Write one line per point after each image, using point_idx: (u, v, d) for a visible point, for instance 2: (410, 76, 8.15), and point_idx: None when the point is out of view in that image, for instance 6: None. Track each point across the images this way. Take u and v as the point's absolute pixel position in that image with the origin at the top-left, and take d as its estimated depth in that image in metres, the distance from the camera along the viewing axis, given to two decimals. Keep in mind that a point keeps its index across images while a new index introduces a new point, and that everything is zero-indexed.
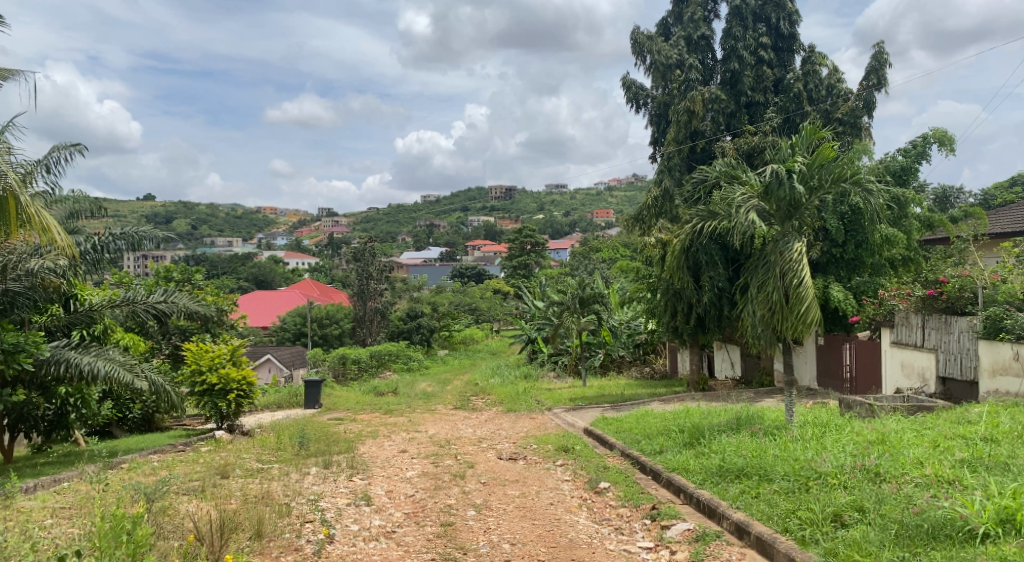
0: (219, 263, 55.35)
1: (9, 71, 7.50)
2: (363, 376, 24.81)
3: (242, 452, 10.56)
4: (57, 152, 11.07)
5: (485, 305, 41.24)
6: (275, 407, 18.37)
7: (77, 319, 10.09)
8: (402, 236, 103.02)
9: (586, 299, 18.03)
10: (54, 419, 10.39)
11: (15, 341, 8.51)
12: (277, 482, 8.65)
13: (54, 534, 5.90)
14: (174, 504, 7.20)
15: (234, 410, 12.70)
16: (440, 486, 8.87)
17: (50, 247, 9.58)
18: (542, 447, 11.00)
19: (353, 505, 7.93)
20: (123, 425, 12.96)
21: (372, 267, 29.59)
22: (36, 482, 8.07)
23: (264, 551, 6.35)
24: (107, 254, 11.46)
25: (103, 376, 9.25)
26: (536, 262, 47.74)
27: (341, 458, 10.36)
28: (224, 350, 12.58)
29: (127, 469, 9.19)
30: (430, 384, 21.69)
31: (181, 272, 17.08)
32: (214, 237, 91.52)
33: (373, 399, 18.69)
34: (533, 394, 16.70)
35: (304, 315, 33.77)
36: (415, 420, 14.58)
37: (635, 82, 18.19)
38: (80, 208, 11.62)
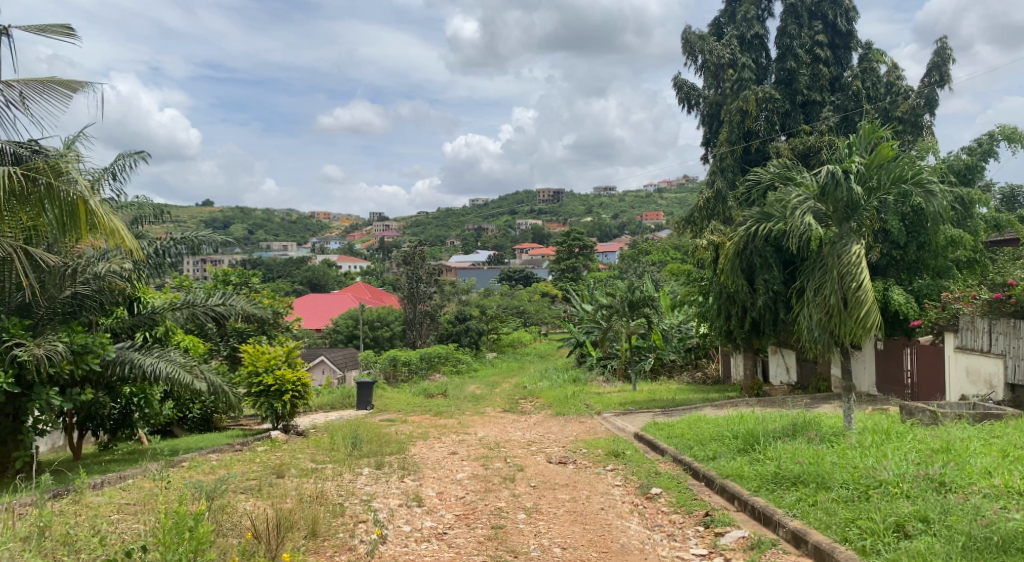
0: (274, 268, 56.68)
1: (77, 82, 7.75)
2: (413, 378, 25.10)
3: (297, 453, 10.76)
4: (122, 159, 11.50)
5: (533, 308, 41.27)
6: (328, 409, 18.71)
7: (141, 321, 10.43)
8: (451, 239, 103.97)
9: (636, 302, 17.87)
10: (119, 418, 10.79)
11: (84, 342, 8.80)
12: (331, 482, 8.81)
13: (121, 529, 6.09)
14: (233, 502, 7.37)
15: (289, 411, 12.95)
16: (490, 489, 8.89)
17: (115, 251, 9.97)
18: (591, 452, 10.93)
19: (405, 506, 8.02)
20: (183, 425, 13.40)
21: (422, 270, 30.04)
22: (103, 478, 8.36)
23: (319, 550, 6.48)
24: (168, 258, 11.86)
25: (165, 377, 9.54)
26: (584, 264, 47.47)
27: (393, 459, 10.50)
28: (280, 352, 12.87)
29: (188, 468, 9.46)
30: (479, 386, 21.82)
31: (239, 276, 17.53)
32: (270, 241, 93.75)
33: (423, 401, 18.87)
34: (582, 398, 16.62)
35: (356, 318, 34.34)
36: (464, 422, 14.67)
37: (686, 82, 18.05)
38: (142, 213, 12.04)
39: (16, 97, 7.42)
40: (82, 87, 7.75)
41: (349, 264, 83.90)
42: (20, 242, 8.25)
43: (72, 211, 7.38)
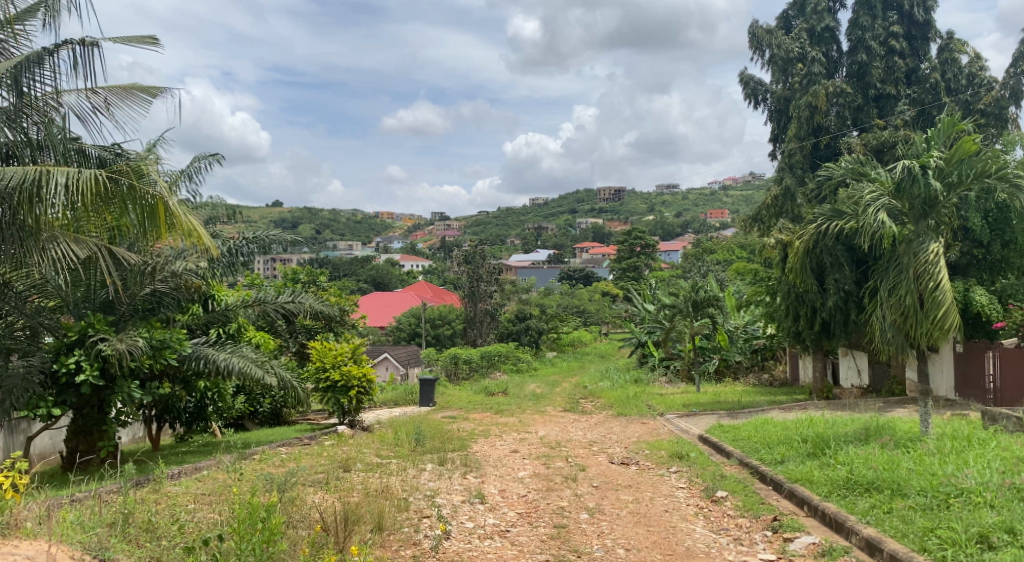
0: (339, 266, 57.88)
1: (158, 88, 8.07)
2: (473, 377, 25.29)
3: (363, 448, 10.98)
4: (198, 161, 11.94)
5: (593, 307, 41.04)
6: (392, 405, 19.04)
7: (215, 318, 10.83)
8: (511, 239, 104.32)
9: (700, 302, 17.55)
10: (194, 412, 11.25)
11: (163, 338, 9.16)
12: (395, 476, 8.96)
13: (197, 518, 6.30)
14: (302, 495, 7.56)
15: (355, 406, 13.23)
16: (552, 488, 8.89)
17: (192, 250, 10.40)
18: (655, 453, 10.81)
19: (468, 503, 8.09)
20: (254, 419, 13.87)
21: (482, 269, 30.31)
22: (179, 469, 8.69)
23: (385, 544, 6.59)
24: (241, 257, 12.25)
25: (237, 371, 9.85)
26: (646, 264, 46.97)
27: (456, 456, 10.60)
28: (347, 348, 13.09)
29: (259, 461, 9.77)
30: (539, 385, 21.86)
31: (308, 275, 17.99)
32: (335, 240, 95.83)
33: (484, 399, 19.00)
34: (644, 398, 16.46)
35: (418, 316, 34.82)
36: (525, 421, 14.72)
37: (753, 77, 17.69)
38: (216, 213, 12.49)
39: (101, 103, 7.78)
40: (161, 93, 8.06)
41: (411, 264, 85.13)
42: (104, 242, 8.65)
43: (152, 211, 7.60)
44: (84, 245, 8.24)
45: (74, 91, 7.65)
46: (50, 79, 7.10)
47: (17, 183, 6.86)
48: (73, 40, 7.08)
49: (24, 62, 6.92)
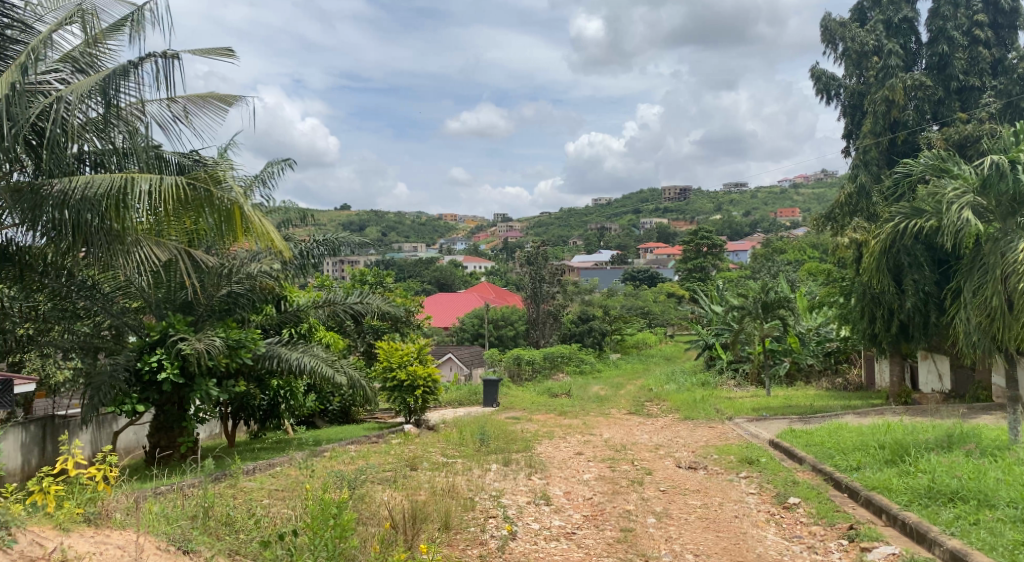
0: (405, 267, 58.79)
1: (234, 97, 8.34)
2: (537, 378, 25.36)
3: (429, 447, 11.10)
4: (271, 167, 12.30)
5: (659, 309, 40.54)
6: (456, 405, 19.23)
7: (288, 318, 11.13)
8: (575, 239, 104.06)
9: (770, 304, 17.16)
10: (268, 409, 11.59)
11: (238, 338, 9.47)
12: (461, 476, 9.03)
13: (272, 513, 6.48)
14: (370, 492, 7.69)
15: (421, 405, 13.39)
16: (618, 491, 8.82)
17: (265, 252, 10.76)
18: (723, 457, 10.60)
19: (533, 504, 8.08)
20: (325, 417, 14.21)
21: (544, 270, 30.38)
22: (254, 465, 8.97)
23: (452, 543, 6.65)
24: (311, 259, 12.57)
25: (308, 370, 10.11)
26: (713, 264, 46.10)
27: (520, 457, 10.63)
28: (412, 348, 13.27)
29: (330, 458, 9.99)
30: (603, 387, 21.74)
31: (375, 276, 18.30)
32: (399, 242, 97.46)
33: (547, 400, 19.00)
34: (712, 402, 16.15)
35: (481, 317, 35.07)
36: (590, 423, 14.64)
37: (825, 71, 17.14)
38: (288, 217, 12.87)
39: (181, 111, 8.06)
40: (237, 100, 8.32)
41: (474, 265, 85.72)
42: (183, 245, 9.01)
43: (228, 216, 7.84)
44: (164, 248, 8.62)
45: (156, 100, 7.96)
46: (134, 89, 7.31)
47: (105, 191, 7.20)
48: (155, 52, 7.37)
49: (111, 74, 7.10)
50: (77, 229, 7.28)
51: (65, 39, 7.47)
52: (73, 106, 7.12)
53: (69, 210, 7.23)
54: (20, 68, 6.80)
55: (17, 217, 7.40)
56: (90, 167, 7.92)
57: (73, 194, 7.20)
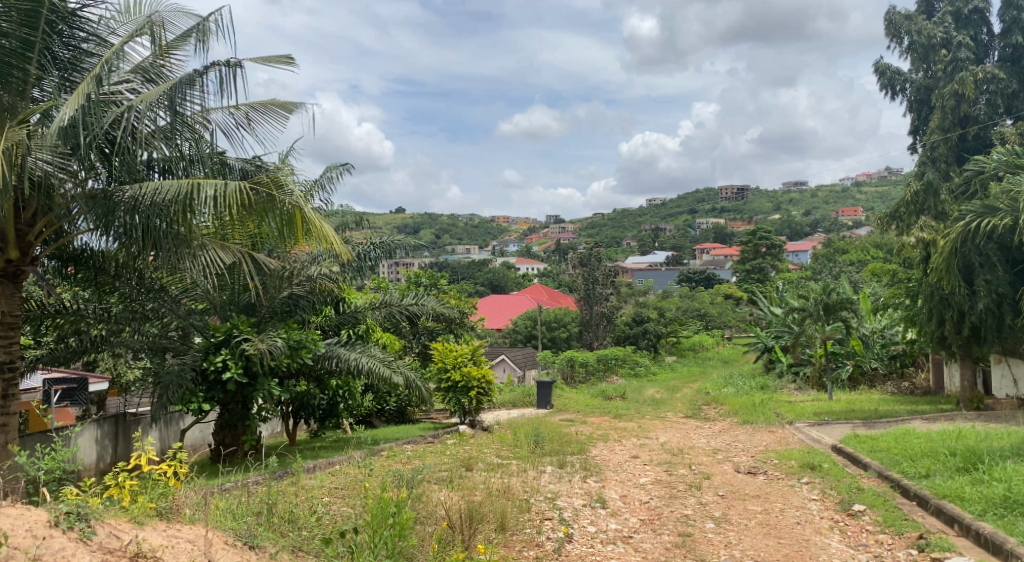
0: (459, 269, 59.21)
1: (294, 104, 8.53)
2: (590, 380, 25.27)
3: (483, 448, 11.15)
4: (329, 172, 12.55)
5: (715, 311, 39.90)
6: (510, 407, 19.28)
7: (346, 319, 11.34)
8: (628, 240, 103.26)
9: (832, 305, 16.72)
10: (327, 409, 11.82)
11: (299, 338, 9.68)
12: (516, 477, 9.04)
13: (333, 511, 6.59)
14: (427, 491, 7.76)
15: (475, 406, 13.45)
16: (676, 495, 8.71)
17: (325, 255, 10.98)
18: (784, 463, 10.35)
19: (589, 507, 8.04)
20: (381, 416, 14.42)
21: (598, 271, 30.29)
22: (314, 463, 9.16)
23: (509, 544, 6.66)
24: (368, 261, 12.79)
25: (366, 371, 10.27)
26: (772, 264, 45.11)
27: (575, 459, 10.58)
28: (466, 349, 13.37)
29: (387, 457, 10.12)
30: (658, 390, 21.49)
31: (430, 278, 18.49)
32: (453, 245, 98.28)
33: (602, 403, 18.87)
34: (771, 406, 15.81)
35: (533, 318, 35.10)
36: (645, 426, 14.49)
37: (889, 66, 16.63)
38: (346, 220, 13.14)
39: (243, 118, 8.30)
40: (297, 107, 8.50)
41: (526, 267, 85.88)
42: (247, 248, 9.25)
43: (290, 220, 8.01)
44: (229, 251, 8.81)
45: (220, 108, 8.21)
46: (199, 97, 7.57)
47: (173, 196, 7.38)
48: (219, 61, 7.60)
49: (178, 83, 7.36)
50: (147, 233, 7.56)
51: (135, 51, 7.78)
52: (143, 115, 7.41)
53: (140, 214, 7.46)
54: (94, 78, 7.06)
55: (91, 222, 7.66)
56: (158, 173, 8.18)
57: (144, 199, 7.43)
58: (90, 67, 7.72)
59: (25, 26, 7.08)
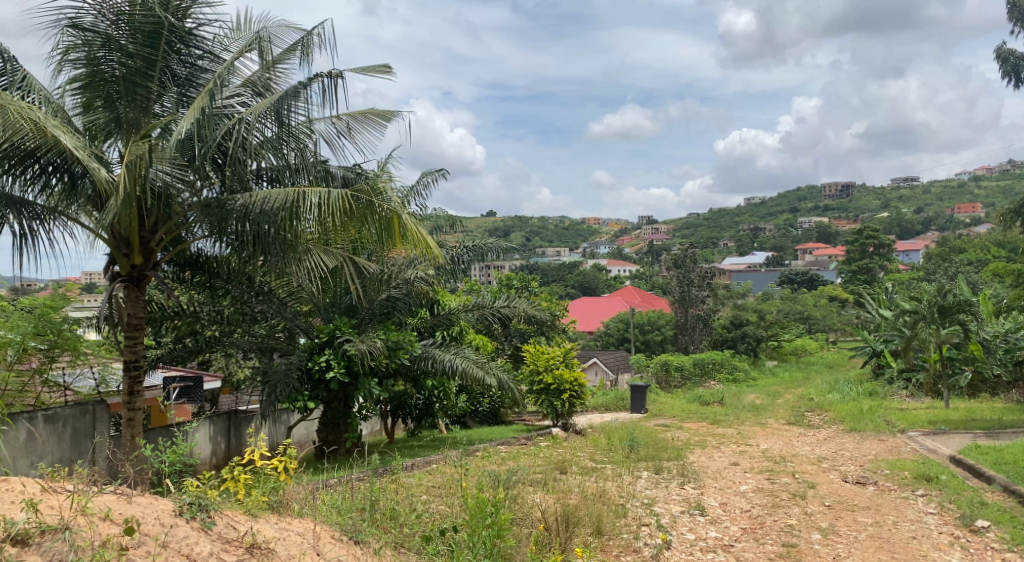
0: (550, 271, 59.23)
1: (392, 112, 8.74)
2: (686, 385, 24.78)
3: (577, 451, 11.09)
4: (424, 177, 12.82)
5: (819, 313, 38.34)
6: (604, 410, 19.12)
7: (440, 321, 11.54)
8: (724, 241, 100.63)
9: (948, 308, 15.77)
10: (423, 408, 12.05)
11: (397, 339, 9.92)
12: (611, 482, 8.93)
13: (432, 509, 6.72)
14: (523, 493, 7.77)
15: (568, 409, 13.39)
16: (779, 505, 8.40)
17: (421, 258, 11.21)
18: (896, 473, 9.82)
19: (687, 514, 7.86)
20: (475, 417, 14.60)
21: (693, 273, 29.68)
22: (411, 462, 9.36)
23: (606, 549, 6.60)
24: (461, 265, 12.99)
25: (460, 372, 10.41)
26: (881, 265, 42.96)
27: (672, 465, 10.38)
28: (558, 352, 13.38)
29: (482, 458, 10.23)
30: (757, 395, 20.85)
31: (522, 280, 18.59)
32: (544, 248, 98.53)
33: (699, 408, 18.42)
34: (881, 414, 15.04)
35: (626, 321, 34.72)
36: (745, 433, 14.07)
37: (1012, 51, 15.54)
38: (439, 223, 13.40)
39: (345, 128, 8.58)
40: (394, 116, 8.72)
41: (619, 269, 85.12)
42: (348, 253, 9.51)
43: (387, 225, 8.17)
44: (332, 255, 9.13)
45: (323, 118, 8.51)
46: (304, 108, 7.89)
47: (281, 204, 7.66)
48: (321, 73, 7.88)
49: (284, 95, 7.75)
50: (257, 239, 7.92)
51: (245, 67, 8.06)
52: (253, 126, 7.78)
53: (250, 221, 7.79)
54: (208, 93, 7.45)
55: (207, 229, 8.05)
56: (267, 182, 8.54)
57: (254, 206, 7.73)
58: (205, 83, 8.04)
59: (147, 47, 7.60)
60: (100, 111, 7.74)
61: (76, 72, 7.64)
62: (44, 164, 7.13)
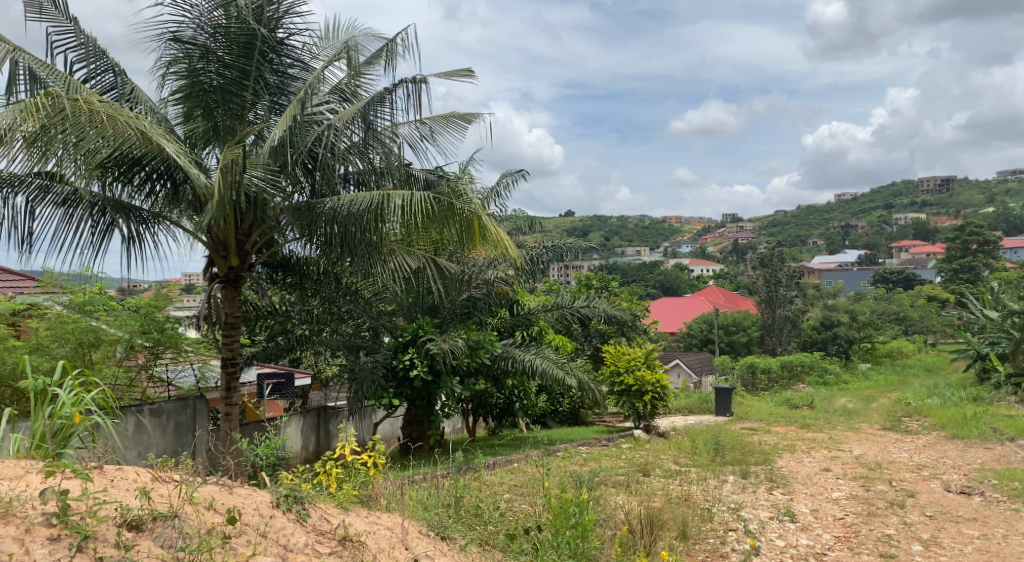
0: (631, 272, 58.63)
1: (473, 114, 8.82)
2: (773, 387, 24.08)
3: (660, 454, 10.93)
4: (504, 178, 12.91)
5: (916, 314, 36.57)
6: (687, 413, 18.80)
7: (520, 321, 11.60)
8: (814, 240, 97.22)
9: None
10: (504, 407, 12.13)
11: (478, 339, 10.02)
12: (696, 486, 8.76)
13: (514, 507, 6.74)
14: (606, 495, 7.72)
15: (650, 411, 13.21)
16: (874, 513, 8.05)
17: (501, 259, 11.29)
18: (1005, 484, 9.26)
19: (777, 520, 7.63)
20: (555, 417, 14.59)
21: (781, 272, 28.84)
22: (493, 461, 9.44)
23: (692, 554, 6.47)
24: (540, 265, 13.01)
25: (540, 372, 10.41)
26: (985, 263, 40.59)
27: (759, 470, 10.10)
28: (639, 353, 13.22)
29: (563, 458, 10.21)
30: (850, 399, 20.04)
31: (602, 280, 18.46)
32: (624, 247, 97.65)
33: (788, 412, 17.84)
34: (986, 420, 14.21)
35: (710, 322, 34.02)
36: (837, 438, 13.55)
37: None
38: (518, 224, 13.47)
39: (428, 131, 8.72)
40: (476, 118, 8.80)
41: (702, 268, 83.52)
42: (430, 254, 9.66)
43: (468, 226, 8.21)
44: (415, 256, 9.28)
45: (407, 122, 8.67)
46: (389, 113, 8.08)
47: (366, 207, 7.84)
48: (406, 79, 8.02)
49: (370, 101, 7.93)
50: (344, 241, 8.15)
51: (334, 74, 8.29)
52: (340, 132, 8.00)
53: (338, 224, 8.01)
54: (299, 100, 7.70)
55: (298, 231, 8.33)
56: (354, 186, 8.77)
57: (341, 210, 7.96)
58: (295, 91, 8.32)
59: (242, 57, 7.93)
60: (199, 120, 8.12)
61: (177, 83, 8.04)
62: (149, 172, 7.53)
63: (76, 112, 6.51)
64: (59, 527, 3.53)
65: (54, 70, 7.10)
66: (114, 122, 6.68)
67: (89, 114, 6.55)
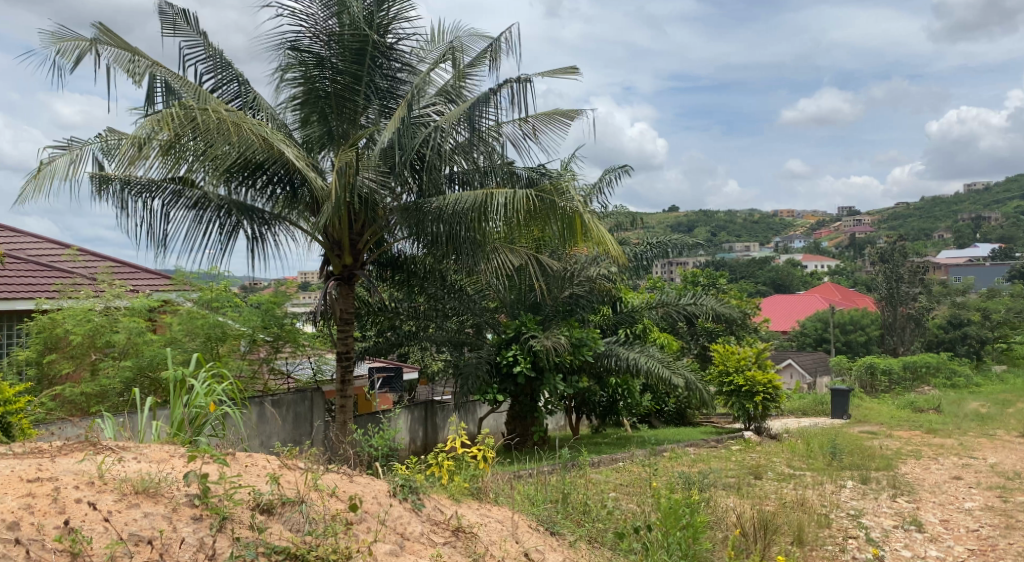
0: (739, 268, 56.91)
1: (575, 111, 8.81)
2: (895, 390, 22.80)
3: (773, 457, 10.57)
4: (606, 174, 12.82)
5: None
6: (801, 415, 18.07)
7: (623, 318, 11.52)
8: (940, 233, 91.26)
9: None
10: (607, 405, 12.06)
11: (581, 336, 10.00)
12: (812, 490, 8.43)
13: (622, 506, 6.69)
14: (716, 497, 7.54)
15: (761, 412, 12.77)
16: (1013, 526, 7.49)
17: (604, 256, 11.24)
18: None
19: (902, 529, 7.22)
20: (661, 417, 14.38)
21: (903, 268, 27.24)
22: (599, 459, 9.41)
23: (809, 560, 6.22)
24: (644, 262, 12.85)
25: (645, 371, 10.27)
26: None
27: (881, 476, 9.59)
28: (749, 353, 12.83)
29: (670, 458, 10.04)
30: (983, 403, 18.70)
31: (709, 277, 18.02)
32: (732, 243, 94.90)
33: (912, 416, 16.83)
34: None
35: (825, 320, 32.57)
36: (968, 445, 12.68)
37: None
38: (621, 221, 13.32)
39: (530, 130, 8.77)
40: (578, 115, 8.78)
41: (816, 264, 80.05)
42: (533, 251, 9.70)
43: (569, 223, 8.17)
44: (518, 254, 9.36)
45: (511, 121, 8.75)
46: (493, 113, 8.19)
47: (470, 206, 7.97)
48: (510, 78, 8.10)
49: (475, 101, 8.05)
50: (450, 239, 8.31)
51: (440, 76, 8.46)
52: (447, 133, 8.17)
53: (444, 223, 8.18)
54: (407, 103, 7.91)
55: (406, 230, 8.56)
56: (459, 185, 8.93)
57: (447, 209, 8.12)
58: (404, 94, 8.55)
59: (354, 63, 8.23)
60: (315, 125, 8.47)
61: (295, 90, 8.42)
62: (270, 175, 7.91)
63: (205, 121, 6.89)
64: (201, 507, 3.77)
65: (188, 82, 7.59)
66: (238, 128, 7.03)
67: (217, 122, 6.92)
